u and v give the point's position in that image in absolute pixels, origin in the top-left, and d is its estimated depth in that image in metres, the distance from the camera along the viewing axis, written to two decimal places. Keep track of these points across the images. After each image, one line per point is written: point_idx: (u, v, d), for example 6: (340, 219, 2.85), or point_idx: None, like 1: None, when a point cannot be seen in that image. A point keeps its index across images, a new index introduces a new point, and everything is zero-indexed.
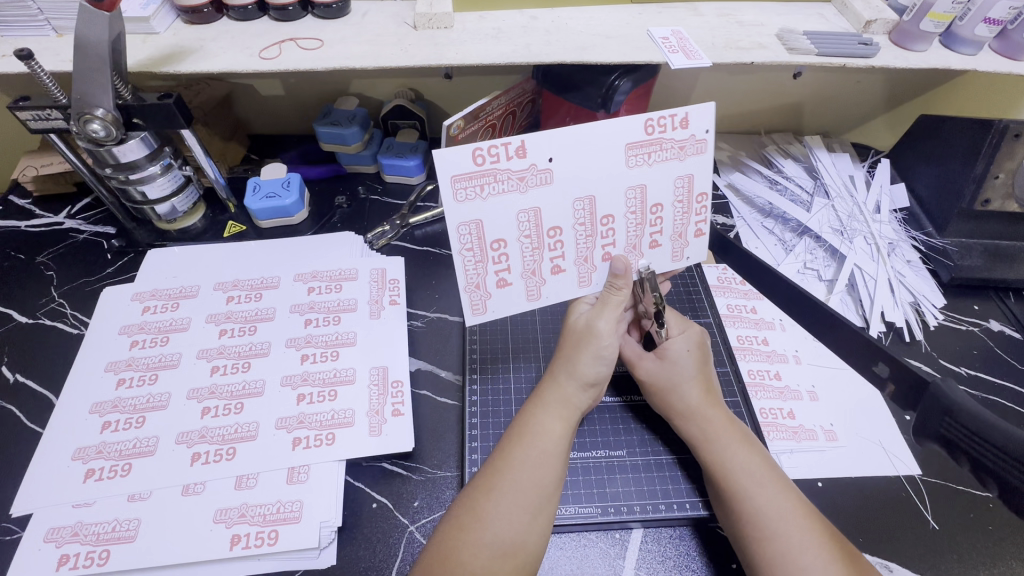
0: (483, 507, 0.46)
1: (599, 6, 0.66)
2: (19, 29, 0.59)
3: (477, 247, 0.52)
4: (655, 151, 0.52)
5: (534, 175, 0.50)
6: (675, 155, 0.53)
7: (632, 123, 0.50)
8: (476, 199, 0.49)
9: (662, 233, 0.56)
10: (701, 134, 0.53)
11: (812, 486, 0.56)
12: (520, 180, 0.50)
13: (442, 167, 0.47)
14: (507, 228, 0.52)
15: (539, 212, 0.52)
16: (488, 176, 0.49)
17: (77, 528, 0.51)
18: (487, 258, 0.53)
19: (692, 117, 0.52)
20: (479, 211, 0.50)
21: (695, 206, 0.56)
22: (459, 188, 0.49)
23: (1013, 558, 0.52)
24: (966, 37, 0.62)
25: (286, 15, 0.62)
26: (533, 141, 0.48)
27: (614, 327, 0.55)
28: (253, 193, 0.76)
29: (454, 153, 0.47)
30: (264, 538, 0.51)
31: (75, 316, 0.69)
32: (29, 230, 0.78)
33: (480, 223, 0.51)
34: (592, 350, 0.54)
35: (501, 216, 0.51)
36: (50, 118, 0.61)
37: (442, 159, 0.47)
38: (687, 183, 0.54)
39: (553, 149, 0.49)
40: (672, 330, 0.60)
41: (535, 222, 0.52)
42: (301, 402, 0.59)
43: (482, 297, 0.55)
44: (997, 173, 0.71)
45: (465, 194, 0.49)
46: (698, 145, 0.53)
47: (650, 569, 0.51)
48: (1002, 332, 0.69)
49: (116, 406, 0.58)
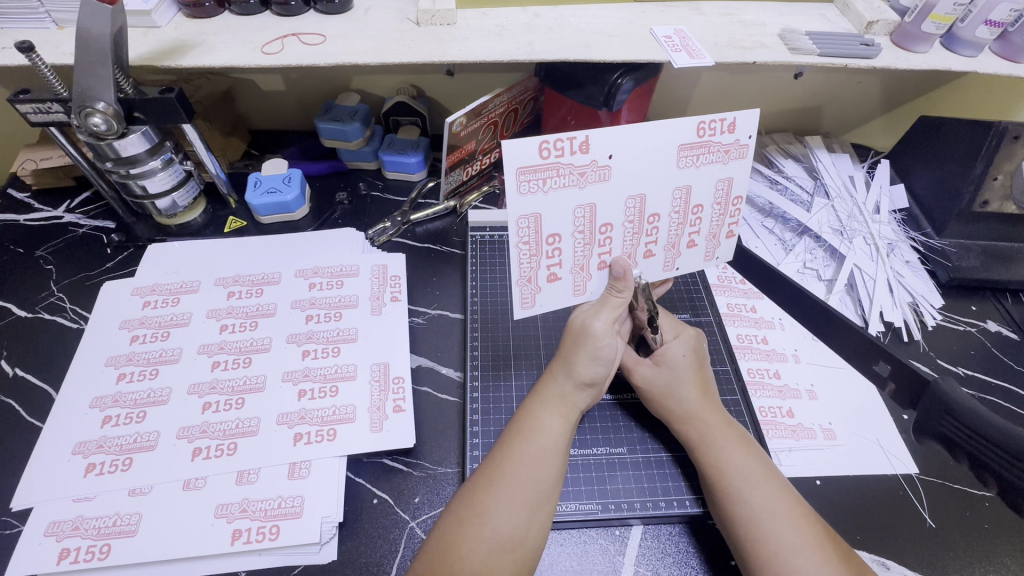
0: (483, 502, 0.46)
1: (602, 4, 0.66)
2: (20, 21, 0.59)
3: (533, 241, 0.51)
4: (704, 153, 0.52)
5: (593, 172, 0.49)
6: (718, 159, 0.53)
7: (687, 123, 0.49)
8: (539, 193, 0.48)
9: (699, 234, 0.57)
10: (744, 139, 0.53)
11: (810, 483, 0.57)
12: (580, 176, 0.49)
13: (509, 159, 0.46)
14: (563, 224, 0.51)
15: (594, 208, 0.51)
16: (551, 170, 0.48)
17: (78, 523, 0.51)
18: (541, 253, 0.52)
19: (739, 122, 0.52)
20: (538, 205, 0.49)
21: (731, 209, 0.56)
22: (523, 181, 0.47)
23: (1007, 557, 0.52)
24: (967, 39, 0.62)
25: (288, 10, 0.62)
26: (599, 137, 0.47)
27: (609, 326, 0.54)
28: (255, 189, 0.76)
29: (522, 145, 0.45)
30: (265, 533, 0.51)
31: (75, 310, 0.68)
32: (28, 224, 0.78)
33: (539, 217, 0.50)
34: (589, 350, 0.53)
35: (560, 210, 0.50)
36: (51, 111, 0.60)
37: (510, 150, 0.45)
38: (726, 186, 0.55)
39: (614, 147, 0.48)
40: (667, 334, 0.61)
41: (589, 218, 0.51)
42: (302, 398, 0.59)
43: (532, 292, 0.55)
44: (997, 174, 0.71)
45: (528, 187, 0.48)
46: (741, 150, 0.53)
47: (650, 566, 0.52)
48: (999, 333, 0.70)
49: (117, 401, 0.58)
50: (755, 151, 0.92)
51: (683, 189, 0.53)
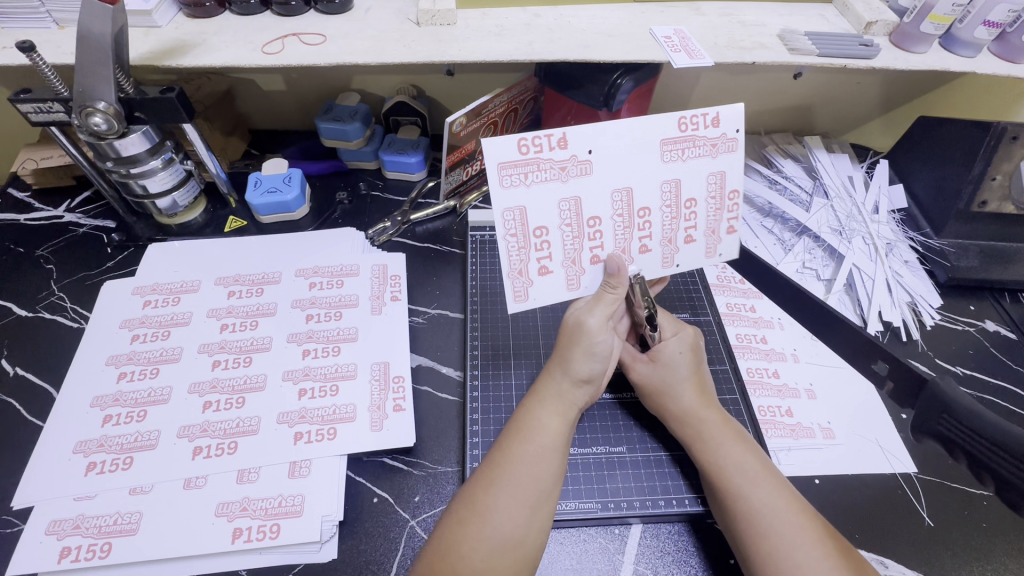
0: (483, 502, 0.46)
1: (602, 4, 0.66)
2: (21, 21, 0.59)
3: (520, 234, 0.52)
4: (689, 147, 0.53)
5: (574, 165, 0.50)
6: (706, 153, 0.53)
7: (667, 117, 0.51)
8: (522, 186, 0.50)
9: (696, 229, 0.57)
10: (731, 133, 0.53)
11: (809, 483, 0.57)
12: (562, 169, 0.50)
13: (490, 154, 0.48)
14: (549, 216, 0.52)
15: (579, 202, 0.52)
16: (532, 165, 0.50)
17: (79, 521, 0.51)
18: (529, 245, 0.52)
19: (722, 116, 0.52)
20: (522, 198, 0.50)
21: (727, 203, 0.56)
22: (504, 175, 0.49)
23: (1005, 556, 0.53)
24: (966, 40, 0.62)
25: (288, 10, 0.62)
26: (576, 133, 0.49)
27: (604, 323, 0.54)
28: (255, 189, 0.76)
29: (501, 141, 0.48)
30: (265, 532, 0.51)
31: (76, 310, 0.68)
32: (28, 223, 0.78)
33: (524, 210, 0.51)
34: (584, 346, 0.53)
35: (544, 203, 0.51)
36: (52, 111, 0.60)
37: (490, 146, 0.48)
38: (718, 180, 0.55)
39: (592, 141, 0.50)
40: (666, 331, 0.61)
41: (576, 211, 0.52)
42: (303, 396, 0.59)
43: (525, 285, 0.54)
44: (995, 175, 0.71)
45: (510, 180, 0.50)
46: (729, 144, 0.53)
47: (649, 564, 0.52)
48: (998, 333, 0.70)
49: (118, 400, 0.58)
50: (754, 151, 0.92)
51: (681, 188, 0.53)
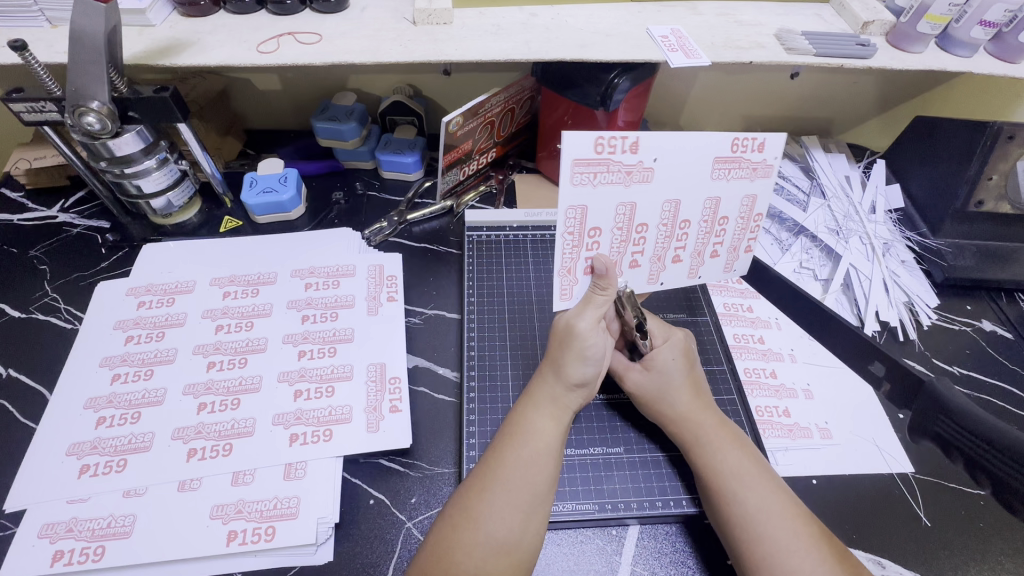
0: (477, 507, 0.46)
1: (599, 4, 0.66)
2: (13, 20, 0.59)
3: (577, 232, 0.52)
4: (734, 168, 0.52)
5: (639, 172, 0.50)
6: (745, 176, 0.53)
7: (719, 139, 0.50)
8: (588, 186, 0.50)
9: (722, 245, 0.58)
10: (773, 159, 0.53)
11: (807, 483, 0.57)
12: (627, 174, 0.50)
13: (567, 149, 0.47)
14: (605, 217, 0.52)
15: (634, 207, 0.52)
16: (602, 165, 0.49)
17: (72, 524, 0.50)
18: (582, 244, 0.53)
19: (768, 143, 0.52)
20: (587, 197, 0.50)
21: (752, 224, 0.57)
22: (576, 172, 0.49)
23: (1003, 555, 0.53)
24: (962, 39, 0.62)
25: (283, 9, 0.61)
26: (650, 140, 0.48)
27: (595, 325, 0.53)
28: (250, 189, 0.76)
29: (579, 138, 0.47)
30: (261, 535, 0.50)
31: (69, 310, 0.68)
32: (21, 223, 0.77)
33: (586, 210, 0.51)
34: (577, 351, 0.52)
35: (604, 205, 0.51)
36: (44, 110, 0.60)
37: (568, 142, 0.46)
38: (751, 203, 0.55)
39: (661, 150, 0.49)
40: (655, 338, 0.60)
41: (628, 216, 0.53)
42: (299, 398, 0.59)
43: (570, 284, 0.55)
44: (991, 175, 0.71)
45: (580, 178, 0.49)
46: (767, 169, 0.53)
47: (646, 565, 0.52)
48: (994, 332, 0.70)
49: (112, 402, 0.58)
50: None
51: (686, 198, 0.53)
